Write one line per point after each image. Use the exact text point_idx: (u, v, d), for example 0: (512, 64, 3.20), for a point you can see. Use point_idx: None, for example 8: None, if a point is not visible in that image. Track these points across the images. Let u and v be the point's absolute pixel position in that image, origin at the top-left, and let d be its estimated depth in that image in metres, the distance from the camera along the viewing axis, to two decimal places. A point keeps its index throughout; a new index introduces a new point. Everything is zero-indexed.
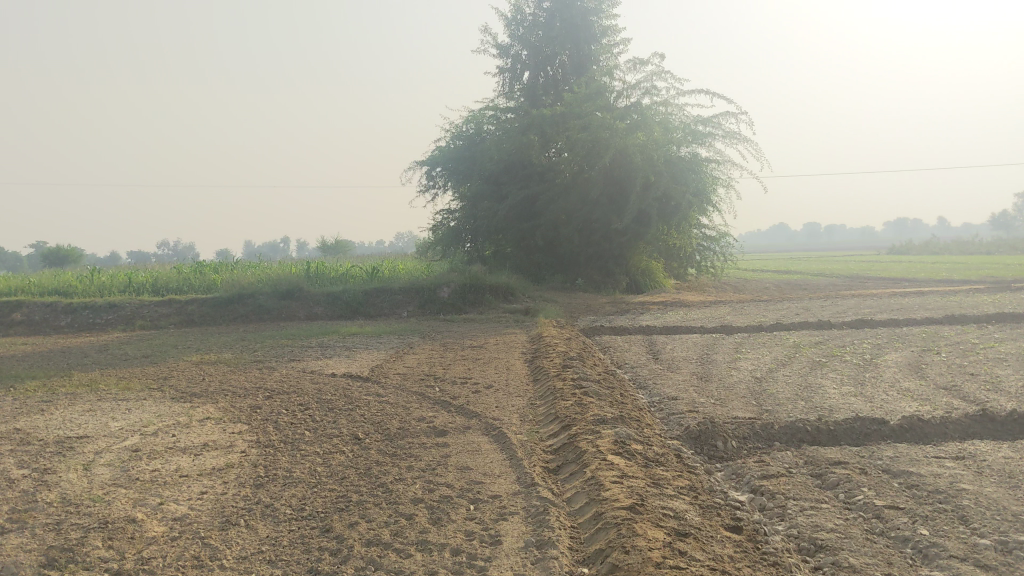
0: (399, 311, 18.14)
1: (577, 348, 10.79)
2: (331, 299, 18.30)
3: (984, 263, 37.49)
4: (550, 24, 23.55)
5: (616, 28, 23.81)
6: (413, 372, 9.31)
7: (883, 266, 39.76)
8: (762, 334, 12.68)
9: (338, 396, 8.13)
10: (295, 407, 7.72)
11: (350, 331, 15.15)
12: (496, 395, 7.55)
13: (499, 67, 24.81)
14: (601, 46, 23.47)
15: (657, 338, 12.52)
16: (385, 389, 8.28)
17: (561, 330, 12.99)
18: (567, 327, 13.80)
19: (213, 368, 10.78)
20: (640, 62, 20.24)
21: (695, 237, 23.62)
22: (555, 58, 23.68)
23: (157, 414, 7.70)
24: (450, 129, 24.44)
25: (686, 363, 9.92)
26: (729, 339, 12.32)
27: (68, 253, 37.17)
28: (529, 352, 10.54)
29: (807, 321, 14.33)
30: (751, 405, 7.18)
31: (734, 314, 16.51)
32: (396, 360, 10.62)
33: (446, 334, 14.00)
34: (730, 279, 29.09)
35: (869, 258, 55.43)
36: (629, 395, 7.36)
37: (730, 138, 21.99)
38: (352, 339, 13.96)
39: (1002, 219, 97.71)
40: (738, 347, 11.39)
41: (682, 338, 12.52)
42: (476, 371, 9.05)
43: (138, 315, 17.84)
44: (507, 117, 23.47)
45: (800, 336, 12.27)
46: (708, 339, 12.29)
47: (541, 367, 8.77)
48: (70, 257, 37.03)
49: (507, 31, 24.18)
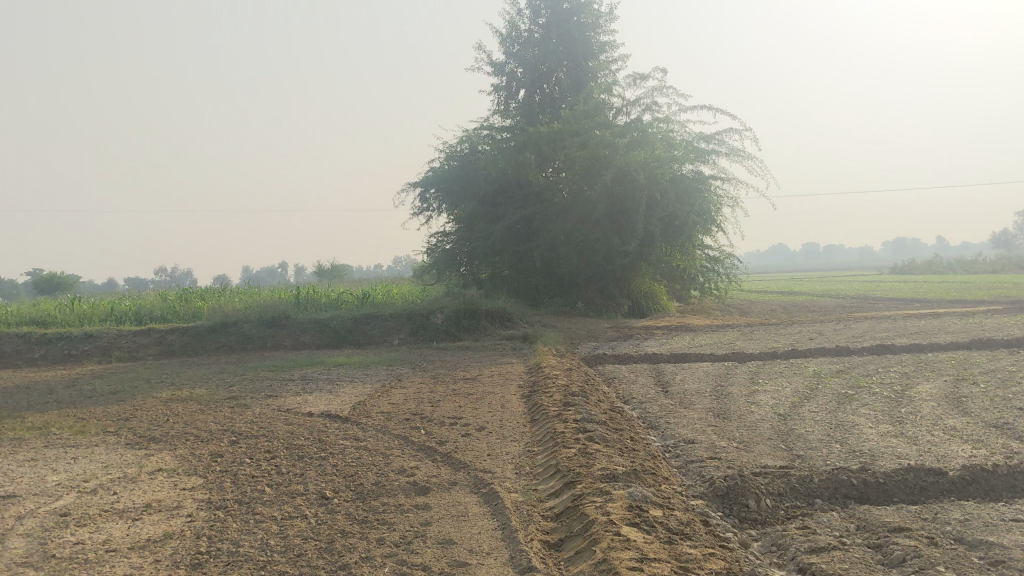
0: (389, 339, 17.26)
1: (580, 380, 9.89)
2: (319, 327, 17.40)
3: (991, 282, 36.66)
4: (546, 40, 22.78)
5: (615, 44, 23.04)
6: (398, 411, 8.40)
7: (890, 286, 38.98)
8: (778, 362, 11.78)
9: (311, 441, 7.21)
10: (261, 454, 6.80)
11: (337, 361, 14.24)
12: (489, 440, 6.65)
13: (494, 85, 24.02)
14: (600, 62, 22.68)
15: (665, 368, 11.62)
16: (365, 432, 7.36)
17: (561, 359, 12.08)
18: (568, 355, 12.90)
19: (182, 406, 9.86)
20: (640, 77, 19.40)
21: (698, 258, 22.79)
22: (552, 75, 22.90)
23: (104, 465, 6.78)
24: (444, 149, 23.64)
25: (699, 398, 9.00)
26: (742, 368, 11.42)
27: (61, 280, 36.20)
28: (526, 385, 9.64)
29: (824, 347, 13.42)
30: (780, 451, 6.26)
31: (744, 340, 15.64)
32: (381, 396, 9.71)
33: (440, 365, 13.09)
34: (735, 301, 28.24)
35: (872, 278, 54.67)
36: (640, 440, 6.47)
37: (734, 156, 21.19)
38: (338, 371, 13.05)
39: (1003, 237, 97.03)
40: (754, 378, 10.49)
41: (692, 367, 11.62)
42: (468, 410, 8.15)
43: (116, 346, 16.93)
44: (503, 136, 22.67)
45: (819, 364, 11.35)
46: (720, 368, 11.37)
47: (539, 405, 7.87)
48: (63, 284, 36.06)
49: (502, 48, 23.40)
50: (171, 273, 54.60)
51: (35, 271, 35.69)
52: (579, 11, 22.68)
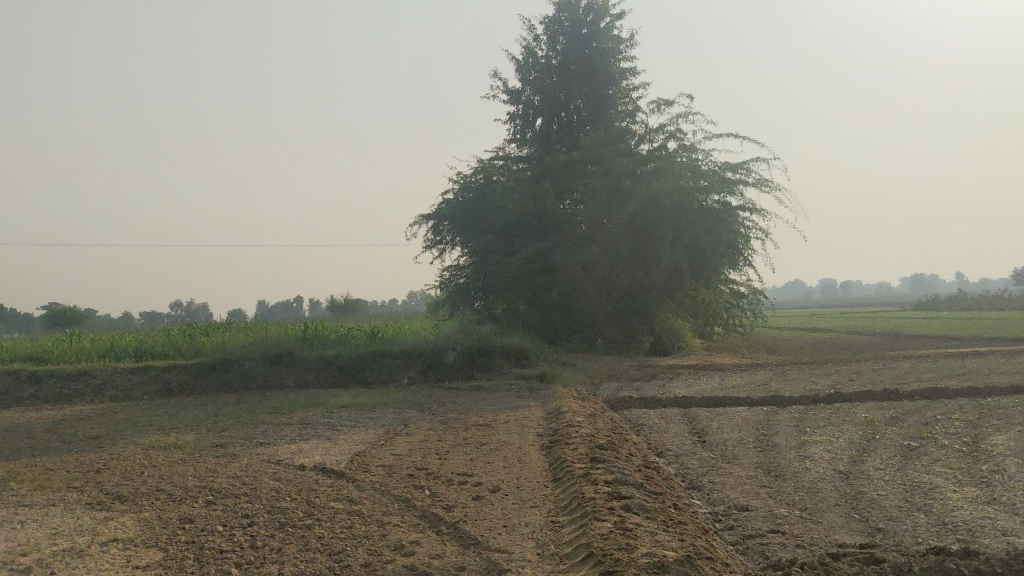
0: (399, 378, 16.23)
1: (605, 429, 8.83)
2: (325, 365, 16.42)
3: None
4: (565, 66, 21.94)
5: (636, 71, 22.16)
6: (400, 464, 7.38)
7: (917, 322, 37.81)
8: (822, 408, 10.71)
9: (297, 503, 6.19)
10: (236, 521, 5.78)
11: (341, 403, 13.25)
12: (505, 506, 5.62)
13: (510, 113, 23.16)
14: (621, 89, 21.80)
15: (698, 413, 10.56)
16: (361, 493, 6.35)
17: (583, 403, 11.05)
18: (590, 398, 11.85)
19: (164, 455, 8.87)
20: (665, 102, 18.48)
21: (723, 293, 21.72)
22: (570, 103, 22.05)
23: (53, 532, 5.78)
24: (458, 179, 22.78)
25: (743, 451, 7.92)
26: (784, 414, 10.35)
27: (73, 316, 35.36)
28: (546, 434, 8.61)
29: (869, 391, 12.31)
30: (856, 524, 5.21)
31: (777, 381, 14.56)
32: (384, 445, 8.70)
33: (451, 407, 12.06)
34: (761, 338, 27.13)
35: (896, 315, 53.36)
36: (684, 508, 5.42)
37: (762, 186, 20.22)
38: (341, 414, 12.05)
39: None
40: (799, 426, 9.41)
41: (727, 413, 10.56)
42: (480, 464, 7.12)
43: (110, 384, 16.00)
44: (519, 166, 21.80)
45: (869, 411, 10.24)
46: (759, 415, 10.28)
47: (562, 460, 6.82)
48: (75, 319, 35.22)
49: (518, 75, 22.56)
50: (186, 308, 53.80)
51: (48, 307, 34.99)
52: (599, 37, 21.86)
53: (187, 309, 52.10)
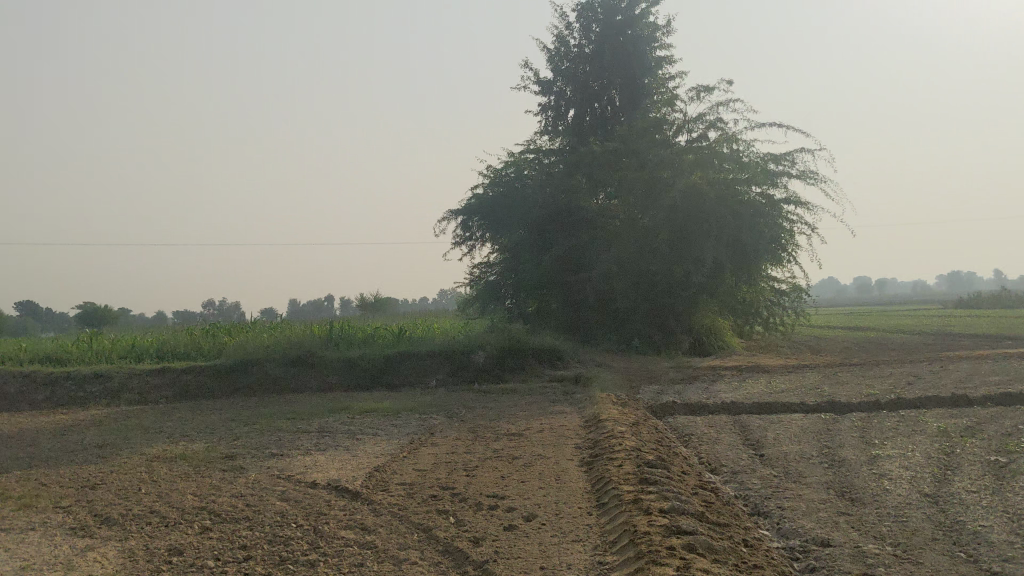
0: (427, 380, 15.44)
1: (650, 440, 7.98)
2: (348, 368, 15.66)
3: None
4: (598, 55, 21.05)
5: (672, 59, 21.22)
6: (423, 484, 6.57)
7: (965, 321, 36.62)
8: (887, 417, 9.79)
9: (302, 531, 5.40)
10: (231, 554, 5.00)
11: (363, 408, 12.48)
12: (542, 539, 4.79)
13: (542, 104, 22.33)
14: (657, 78, 20.86)
15: (750, 422, 9.68)
16: (376, 519, 5.55)
17: (624, 409, 10.21)
18: (630, 404, 11.00)
19: (167, 468, 8.13)
20: (704, 88, 17.55)
21: (765, 291, 20.73)
22: (604, 93, 21.15)
23: (21, 565, 5.03)
24: (489, 174, 22.01)
25: (807, 467, 7.03)
26: (845, 423, 9.45)
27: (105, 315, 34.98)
28: (585, 446, 7.77)
29: (933, 396, 11.35)
30: (964, 565, 4.34)
31: (828, 384, 13.61)
32: (406, 459, 7.89)
33: (481, 413, 11.25)
34: (803, 337, 26.10)
35: (939, 313, 51.90)
36: (755, 546, 4.57)
37: (807, 178, 19.25)
38: (362, 420, 11.28)
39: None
40: (865, 437, 8.50)
41: (781, 421, 9.67)
42: (513, 483, 6.29)
43: (127, 387, 15.34)
44: (551, 160, 20.95)
45: (940, 421, 9.29)
46: (817, 425, 9.37)
47: (606, 481, 5.98)
48: (108, 318, 34.77)
49: (550, 65, 21.71)
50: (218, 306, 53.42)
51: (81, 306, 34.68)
52: (633, 24, 20.92)
53: (220, 306, 51.79)
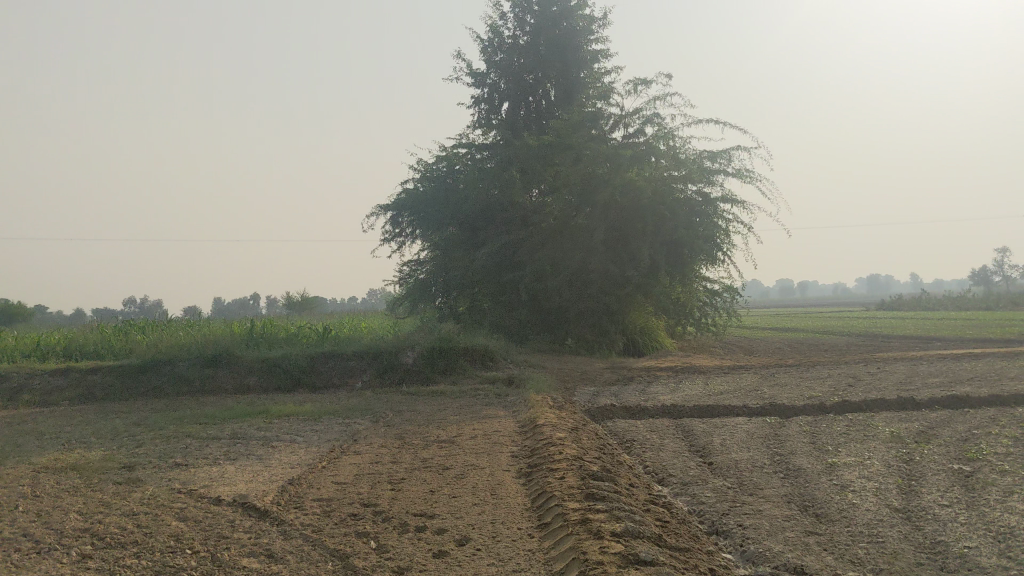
0: (352, 381, 14.64)
1: (592, 448, 7.36)
2: (268, 368, 14.77)
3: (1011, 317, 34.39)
4: (533, 47, 20.47)
5: (608, 53, 20.78)
6: (341, 501, 5.85)
7: (890, 323, 37.19)
8: (835, 420, 9.36)
9: (198, 559, 4.64)
10: None
11: (282, 411, 11.65)
12: (479, 568, 4.14)
13: (474, 97, 21.68)
14: (593, 71, 20.39)
15: (694, 426, 9.15)
16: (286, 545, 4.82)
17: (561, 413, 9.60)
18: (567, 406, 10.41)
19: (55, 480, 7.26)
20: (642, 81, 17.08)
21: (699, 290, 20.38)
22: (539, 86, 20.60)
23: None
24: (419, 168, 21.28)
25: (762, 477, 6.48)
26: (794, 428, 8.97)
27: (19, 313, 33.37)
28: (521, 456, 7.12)
29: (878, 399, 10.98)
30: None
31: (768, 386, 13.20)
32: (326, 470, 7.15)
33: (408, 417, 10.52)
34: (735, 338, 25.89)
35: (864, 315, 52.70)
36: None
37: (743, 176, 18.92)
38: (280, 425, 10.46)
39: (982, 274, 96.11)
40: (817, 443, 8.01)
41: (726, 425, 9.16)
42: (442, 499, 5.60)
43: (27, 388, 14.26)
44: (483, 155, 20.29)
45: (890, 425, 8.89)
46: (764, 430, 8.87)
47: (547, 497, 5.33)
48: (20, 315, 32.94)
49: (483, 57, 21.07)
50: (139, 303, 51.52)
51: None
52: (569, 15, 20.42)
53: (140, 304, 49.99)
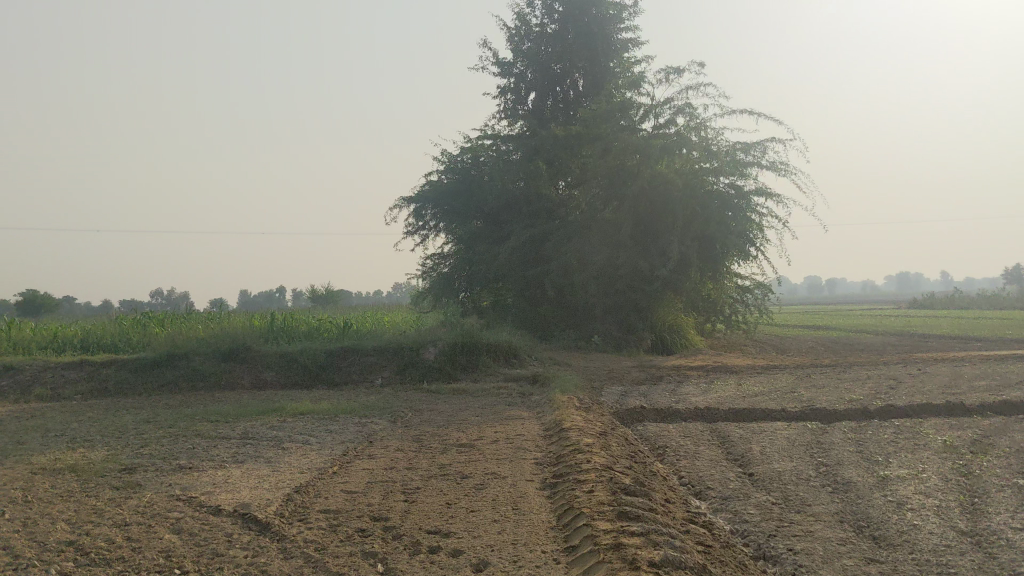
0: (371, 378, 14.20)
1: (623, 456, 6.85)
2: (285, 363, 14.35)
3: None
4: (561, 35, 19.92)
5: (638, 41, 20.19)
6: (350, 513, 5.38)
7: (925, 322, 36.30)
8: (881, 427, 8.79)
9: None
10: None
11: (298, 409, 11.22)
12: None
13: (500, 87, 21.17)
14: (623, 60, 19.81)
15: (730, 432, 8.61)
16: (286, 565, 4.35)
17: (588, 415, 9.10)
18: (595, 408, 9.90)
19: (51, 483, 6.84)
20: (674, 70, 16.49)
21: (730, 287, 19.79)
22: (566, 76, 20.06)
23: None
24: (444, 160, 20.82)
25: (809, 492, 5.94)
26: (837, 435, 8.42)
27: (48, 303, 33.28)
28: (546, 465, 6.62)
29: (924, 404, 10.38)
30: None
31: (804, 388, 12.62)
32: (336, 477, 6.68)
33: (427, 418, 10.05)
34: (767, 337, 25.26)
35: (896, 314, 51.71)
36: None
37: (778, 169, 18.26)
38: (294, 424, 10.02)
39: (1016, 273, 94.49)
40: (865, 453, 7.46)
41: (764, 431, 8.61)
42: (460, 514, 5.12)
43: (39, 381, 13.92)
44: (509, 147, 19.79)
45: (941, 433, 8.31)
46: (806, 437, 8.32)
47: (575, 514, 4.83)
48: (48, 306, 32.76)
49: (509, 46, 20.56)
50: (166, 296, 51.40)
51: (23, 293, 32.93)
52: (598, 3, 19.79)
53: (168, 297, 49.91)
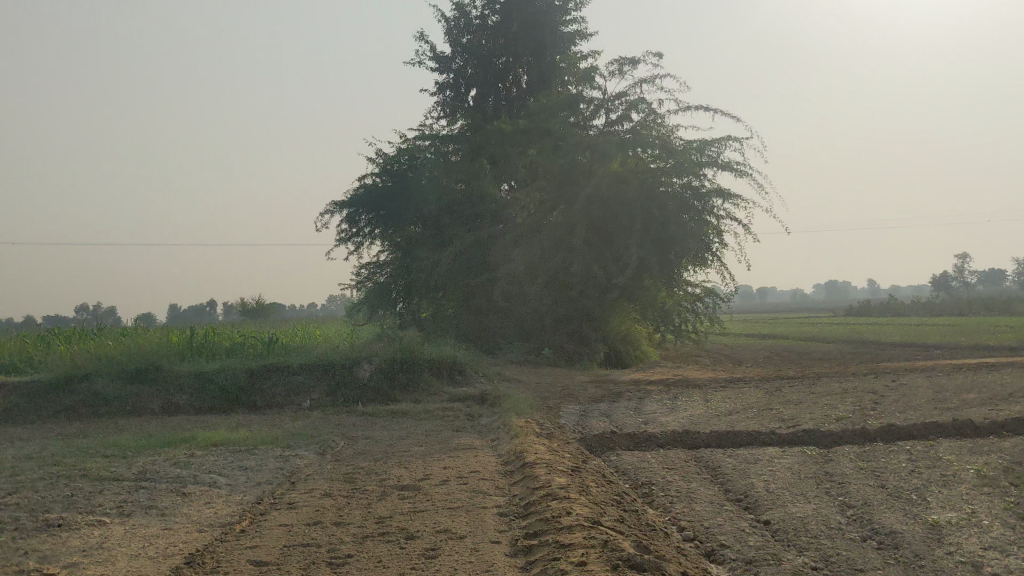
0: (298, 400, 12.64)
1: (606, 502, 5.49)
2: (200, 385, 12.71)
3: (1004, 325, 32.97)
4: (503, 26, 18.59)
5: (585, 34, 19.00)
6: None
7: (871, 330, 35.77)
8: (891, 454, 7.59)
9: None
10: None
11: (211, 438, 9.65)
12: None
13: (439, 84, 19.79)
14: (569, 55, 18.59)
15: (721, 462, 7.32)
16: None
17: (553, 445, 7.73)
18: (558, 435, 8.53)
19: None
20: (629, 60, 15.24)
21: (685, 295, 18.63)
22: (509, 72, 18.76)
23: None
24: (379, 160, 19.37)
25: (852, 551, 4.67)
26: (846, 465, 7.18)
27: None
28: (514, 516, 5.23)
29: (924, 421, 9.22)
30: None
31: (781, 405, 11.40)
32: (244, 540, 5.21)
33: (362, 449, 8.56)
34: (720, 347, 24.19)
35: (838, 320, 51.36)
36: None
37: (736, 170, 17.16)
38: (205, 459, 8.47)
39: (944, 280, 95.98)
40: (891, 489, 6.23)
41: (759, 461, 7.34)
42: None
43: None
44: (449, 148, 18.42)
45: (963, 461, 7.14)
46: (812, 469, 7.06)
47: None
48: None
49: (448, 39, 19.19)
50: (92, 311, 48.55)
51: None
52: None
53: (93, 311, 47.22)
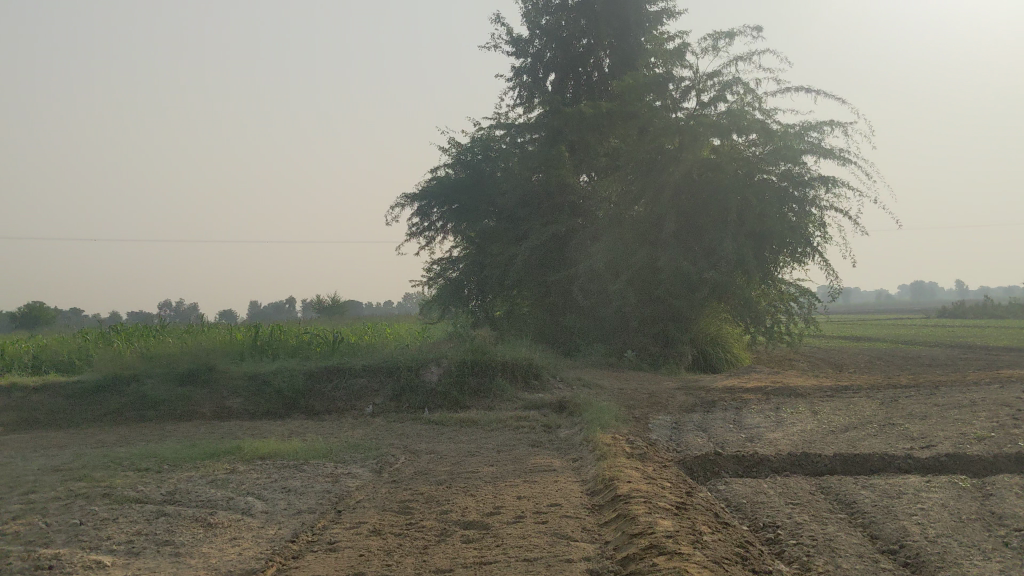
0: (360, 406, 11.61)
1: (729, 559, 4.22)
2: (256, 388, 11.75)
3: None
4: (585, 6, 17.34)
5: (672, 13, 17.62)
6: None
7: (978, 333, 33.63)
8: None
9: None
10: None
11: (259, 450, 8.63)
12: None
13: (515, 69, 18.63)
14: (656, 36, 17.24)
15: (856, 496, 5.97)
16: None
17: (648, 471, 6.46)
18: (653, 457, 7.27)
19: None
20: (724, 34, 13.86)
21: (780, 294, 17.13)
22: (591, 55, 17.48)
23: None
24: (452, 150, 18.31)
25: None
26: (1018, 503, 5.77)
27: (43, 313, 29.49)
28: None
29: None
30: None
31: (903, 420, 9.92)
32: None
33: (424, 467, 7.42)
34: (817, 351, 22.51)
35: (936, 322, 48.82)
36: None
37: (842, 158, 15.62)
38: (247, 475, 7.42)
39: None
40: None
41: (906, 496, 5.97)
42: None
43: None
44: (526, 138, 17.24)
45: None
46: (974, 510, 5.66)
47: None
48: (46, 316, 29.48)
49: (525, 21, 18.00)
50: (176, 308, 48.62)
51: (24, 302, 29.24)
52: None
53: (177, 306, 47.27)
